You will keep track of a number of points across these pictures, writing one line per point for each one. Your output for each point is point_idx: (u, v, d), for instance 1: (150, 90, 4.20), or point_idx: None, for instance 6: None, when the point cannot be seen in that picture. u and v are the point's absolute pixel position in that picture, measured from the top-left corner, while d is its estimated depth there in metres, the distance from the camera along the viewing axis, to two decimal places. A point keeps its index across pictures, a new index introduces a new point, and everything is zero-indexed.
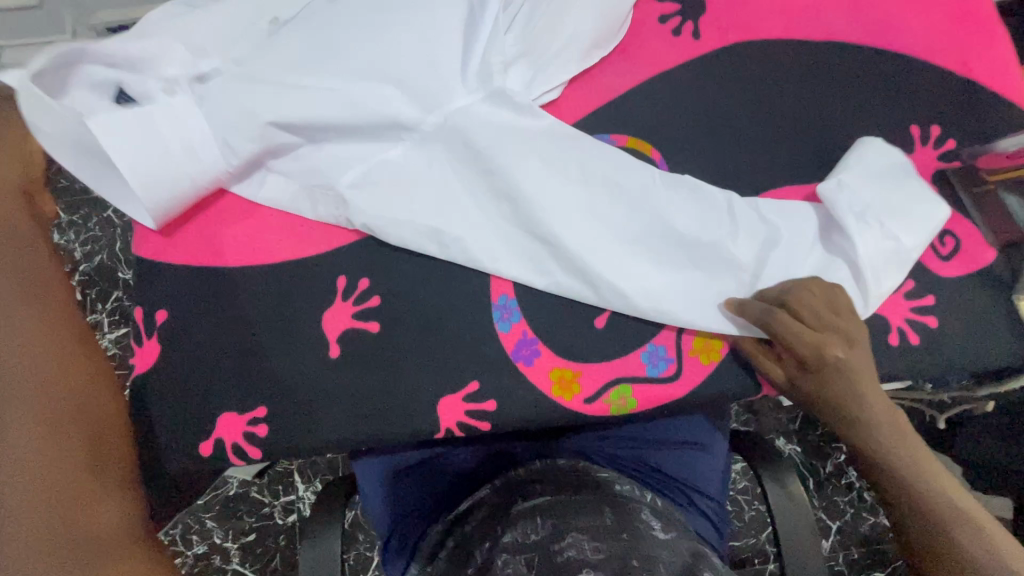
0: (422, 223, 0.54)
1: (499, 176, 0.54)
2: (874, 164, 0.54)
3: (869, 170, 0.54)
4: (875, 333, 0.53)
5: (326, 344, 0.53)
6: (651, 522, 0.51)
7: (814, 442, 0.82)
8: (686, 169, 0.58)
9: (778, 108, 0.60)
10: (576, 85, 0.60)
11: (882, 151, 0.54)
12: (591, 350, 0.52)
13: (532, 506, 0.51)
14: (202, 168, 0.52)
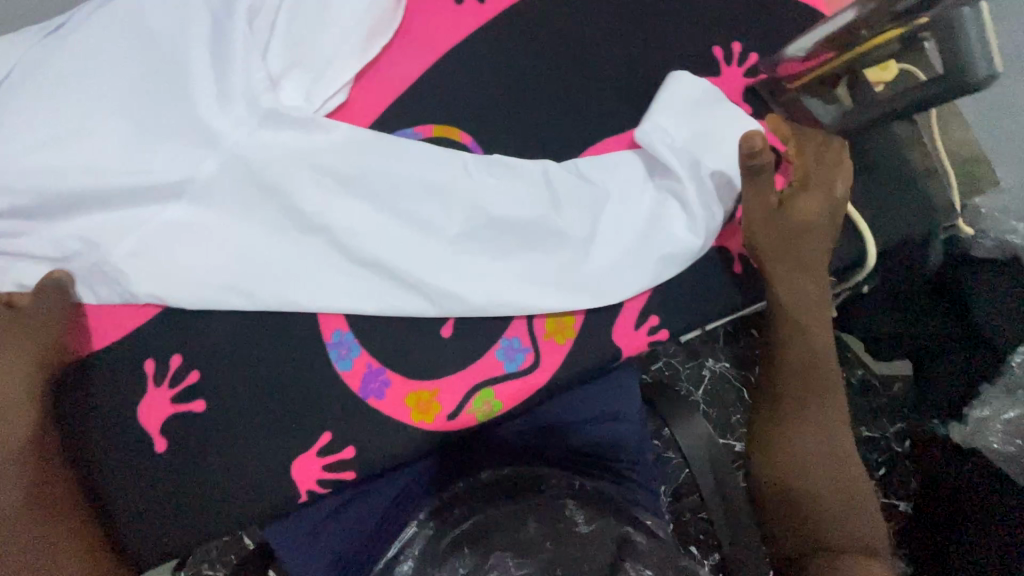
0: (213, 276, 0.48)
1: (296, 207, 0.49)
2: (690, 96, 0.51)
3: (689, 106, 0.52)
4: (717, 267, 0.53)
5: (148, 439, 0.46)
6: (576, 516, 0.54)
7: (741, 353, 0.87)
8: (501, 144, 0.54)
9: (582, 56, 0.56)
10: (364, 81, 0.54)
11: (694, 80, 0.52)
12: (442, 363, 0.49)
13: (465, 533, 0.54)
14: None
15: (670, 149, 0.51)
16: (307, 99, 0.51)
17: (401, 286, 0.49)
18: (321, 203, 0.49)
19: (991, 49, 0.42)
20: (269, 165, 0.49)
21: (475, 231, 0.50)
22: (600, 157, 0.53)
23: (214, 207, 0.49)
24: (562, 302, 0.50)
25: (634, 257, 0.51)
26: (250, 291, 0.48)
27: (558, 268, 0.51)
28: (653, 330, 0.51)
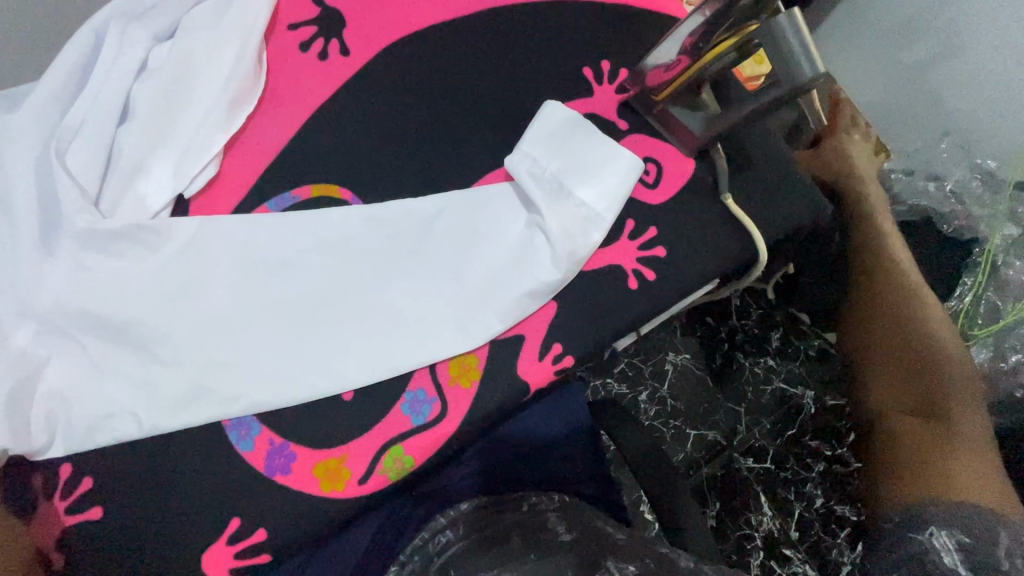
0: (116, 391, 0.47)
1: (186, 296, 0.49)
2: (554, 128, 0.54)
3: (559, 136, 0.53)
4: (612, 284, 0.53)
5: (44, 557, 0.44)
6: (558, 526, 0.62)
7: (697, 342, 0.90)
8: (385, 194, 0.54)
9: (455, 95, 0.57)
10: (235, 151, 0.53)
11: (559, 114, 0.54)
12: (347, 428, 0.48)
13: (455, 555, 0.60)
14: None
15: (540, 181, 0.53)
16: (174, 177, 0.51)
17: (287, 359, 0.49)
18: (213, 291, 0.49)
19: (816, 52, 0.46)
20: (174, 280, 0.49)
21: (359, 292, 0.51)
22: (482, 194, 0.54)
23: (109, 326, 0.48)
24: (451, 348, 0.50)
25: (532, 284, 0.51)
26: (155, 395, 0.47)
27: (443, 316, 0.51)
28: (558, 358, 0.51)
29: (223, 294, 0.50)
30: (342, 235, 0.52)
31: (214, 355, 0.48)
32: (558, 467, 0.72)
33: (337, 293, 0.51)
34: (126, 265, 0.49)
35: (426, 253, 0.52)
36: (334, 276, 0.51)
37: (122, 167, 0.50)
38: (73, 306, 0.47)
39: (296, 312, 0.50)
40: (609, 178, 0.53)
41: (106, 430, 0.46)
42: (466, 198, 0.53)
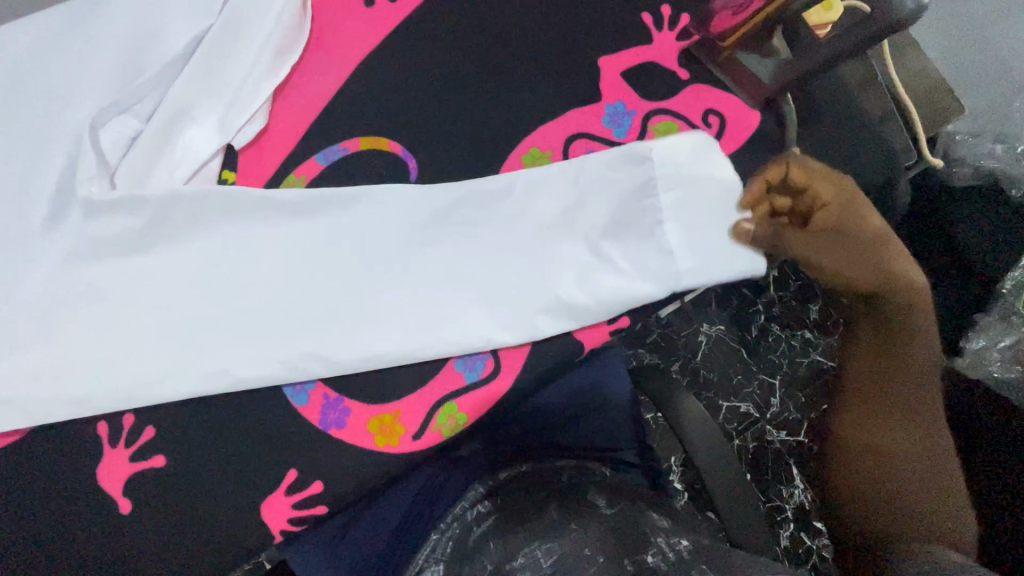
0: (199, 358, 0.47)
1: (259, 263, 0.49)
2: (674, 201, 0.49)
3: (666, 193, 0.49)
4: None
5: (112, 501, 0.45)
6: (597, 498, 0.62)
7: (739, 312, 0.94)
8: (432, 147, 0.52)
9: (506, 42, 0.54)
10: (283, 103, 0.52)
11: (674, 150, 0.48)
12: (402, 384, 0.48)
13: (487, 529, 0.60)
14: None
15: (649, 249, 0.49)
16: (222, 131, 0.49)
17: (323, 325, 0.48)
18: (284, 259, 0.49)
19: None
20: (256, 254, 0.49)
21: (395, 256, 0.50)
22: (535, 148, 0.52)
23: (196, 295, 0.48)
24: (499, 337, 0.48)
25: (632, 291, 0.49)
26: (228, 360, 0.47)
27: (493, 296, 0.49)
28: (614, 319, 0.50)
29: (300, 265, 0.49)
30: (385, 193, 0.50)
31: (279, 318, 0.48)
32: (592, 439, 0.71)
33: (373, 260, 0.49)
34: (158, 229, 0.48)
35: (459, 218, 0.50)
36: (370, 240, 0.50)
37: (152, 129, 0.48)
38: (106, 265, 0.47)
39: (331, 275, 0.49)
40: (722, 253, 0.48)
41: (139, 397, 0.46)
42: (501, 190, 0.50)
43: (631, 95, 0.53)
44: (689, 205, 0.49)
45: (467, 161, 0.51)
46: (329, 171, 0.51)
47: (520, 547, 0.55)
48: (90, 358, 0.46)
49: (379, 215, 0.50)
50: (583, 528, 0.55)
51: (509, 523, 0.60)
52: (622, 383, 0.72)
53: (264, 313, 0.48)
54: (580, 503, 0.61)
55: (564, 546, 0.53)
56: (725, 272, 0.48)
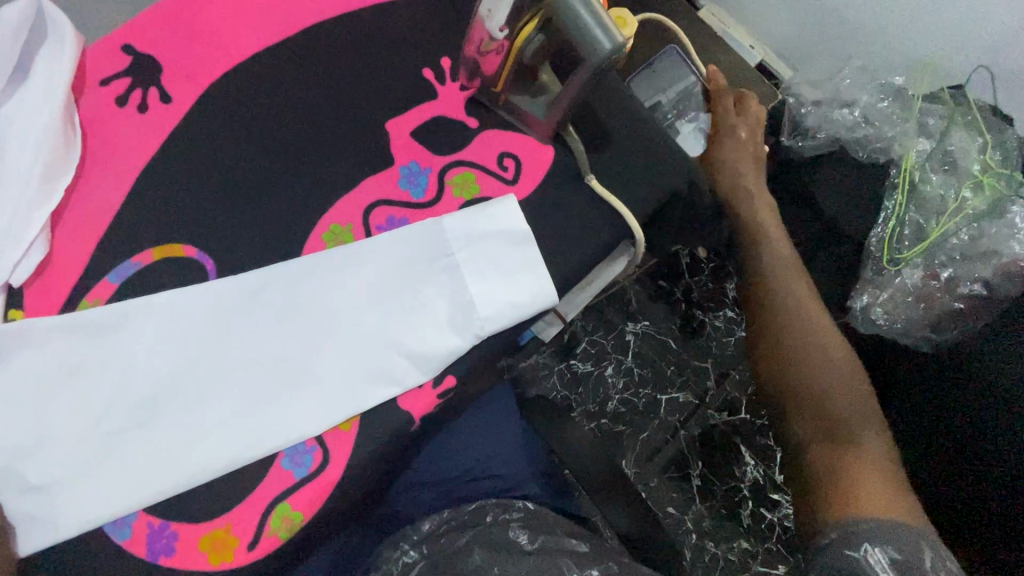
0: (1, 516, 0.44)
1: (62, 395, 0.47)
2: (475, 254, 0.50)
3: (472, 245, 0.50)
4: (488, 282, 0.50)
5: None
6: (521, 537, 0.58)
7: (653, 308, 0.97)
8: (230, 242, 0.51)
9: (291, 124, 0.53)
10: (66, 228, 0.50)
11: (466, 215, 0.50)
12: (226, 495, 0.46)
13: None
14: None
15: (446, 308, 0.49)
16: None
17: (135, 455, 0.46)
18: (88, 385, 0.47)
19: (610, 22, 0.45)
20: (58, 389, 0.47)
21: (205, 363, 0.48)
22: (336, 224, 0.51)
23: None
24: (311, 431, 0.47)
25: (444, 339, 0.48)
26: (38, 508, 0.44)
27: (310, 377, 0.48)
28: (439, 382, 0.49)
29: (105, 389, 0.47)
30: (194, 301, 0.49)
31: (90, 449, 0.46)
32: (499, 475, 0.69)
33: (184, 366, 0.48)
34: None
35: (264, 304, 0.49)
36: (178, 354, 0.48)
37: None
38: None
39: (136, 398, 0.47)
40: (525, 297, 0.49)
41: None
42: (300, 267, 0.50)
43: (425, 153, 0.53)
44: (489, 255, 0.50)
45: (268, 249, 0.51)
46: (123, 289, 0.49)
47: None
48: None
49: (180, 324, 0.48)
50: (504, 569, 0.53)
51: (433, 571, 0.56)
52: (510, 416, 0.73)
53: (72, 448, 0.46)
54: (497, 541, 0.58)
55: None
56: (526, 311, 0.49)
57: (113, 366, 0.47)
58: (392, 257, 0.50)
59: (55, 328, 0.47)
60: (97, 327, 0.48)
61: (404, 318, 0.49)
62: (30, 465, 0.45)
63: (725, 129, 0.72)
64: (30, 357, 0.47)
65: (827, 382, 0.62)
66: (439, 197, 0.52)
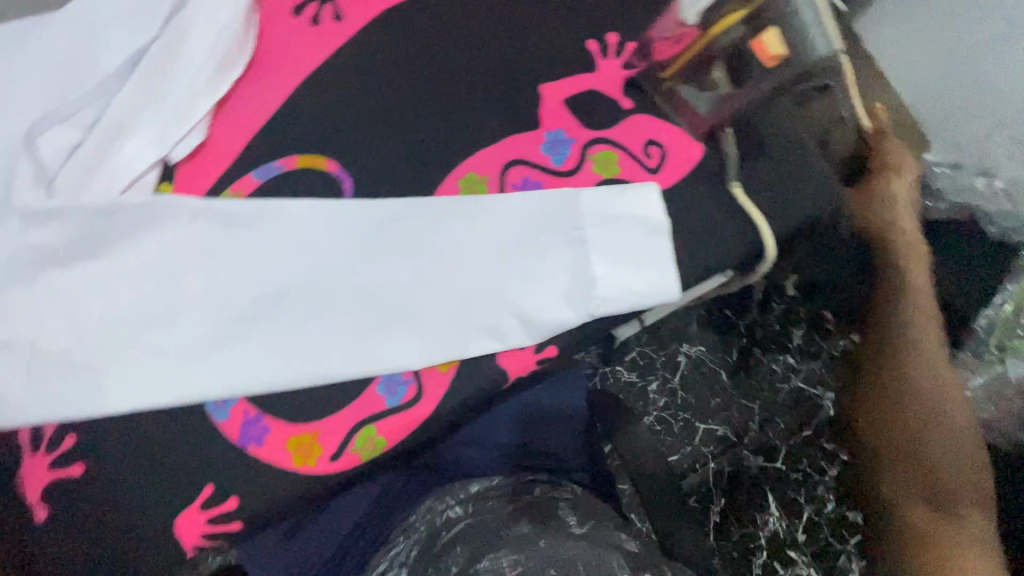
0: (122, 374, 0.47)
1: (192, 276, 0.49)
2: (611, 230, 0.49)
3: (604, 223, 0.49)
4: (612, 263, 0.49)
5: (28, 510, 0.47)
6: (569, 518, 0.59)
7: None
8: (371, 167, 0.52)
9: (448, 66, 0.54)
10: (227, 120, 0.52)
11: (606, 192, 0.49)
12: (321, 403, 0.48)
13: (454, 535, 0.58)
14: None
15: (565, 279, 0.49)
16: (160, 144, 0.50)
17: (245, 345, 0.48)
18: (216, 272, 0.49)
19: None
20: (190, 270, 0.49)
21: (325, 276, 0.49)
22: (472, 172, 0.52)
23: (125, 309, 0.48)
24: (411, 365, 0.48)
25: (558, 309, 0.48)
26: (152, 375, 0.47)
27: (418, 313, 0.49)
28: (540, 349, 0.49)
29: (231, 280, 0.49)
30: (327, 214, 0.50)
31: (206, 332, 0.48)
32: (550, 454, 0.70)
33: (305, 275, 0.49)
34: (94, 244, 0.48)
35: (391, 233, 0.50)
36: (302, 261, 0.49)
37: (91, 141, 0.49)
38: (40, 281, 0.48)
39: (257, 293, 0.49)
40: (653, 283, 0.48)
41: (62, 408, 0.47)
42: (431, 205, 0.50)
43: (572, 123, 0.53)
44: (624, 235, 0.49)
45: (404, 182, 0.52)
46: (264, 187, 0.51)
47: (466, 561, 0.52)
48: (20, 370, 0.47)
49: (309, 233, 0.50)
50: (551, 546, 0.53)
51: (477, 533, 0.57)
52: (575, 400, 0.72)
53: (191, 326, 0.48)
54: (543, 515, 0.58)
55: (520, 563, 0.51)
56: (649, 299, 0.48)
57: (242, 259, 0.49)
58: (522, 217, 0.50)
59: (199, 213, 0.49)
60: (236, 220, 0.50)
61: (522, 279, 0.49)
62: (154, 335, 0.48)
63: (884, 165, 0.70)
64: (173, 235, 0.49)
65: (946, 458, 0.63)
66: (578, 168, 0.52)
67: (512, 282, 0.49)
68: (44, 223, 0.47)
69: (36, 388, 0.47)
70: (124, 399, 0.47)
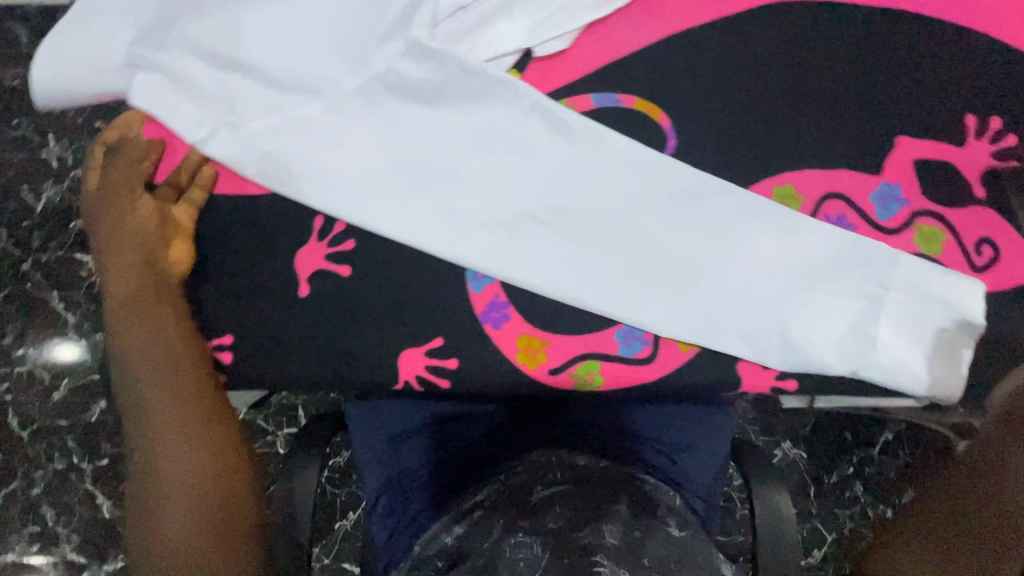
0: (414, 212, 0.52)
1: (505, 158, 0.52)
2: (908, 303, 0.48)
3: (907, 296, 0.48)
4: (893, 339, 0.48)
5: (291, 282, 0.52)
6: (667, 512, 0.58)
7: (823, 453, 0.87)
8: (700, 138, 0.52)
9: (816, 78, 0.53)
10: (592, 36, 0.54)
11: (928, 270, 0.47)
12: (564, 322, 0.50)
13: (550, 495, 0.56)
14: (192, 81, 0.53)
15: (842, 328, 0.48)
16: (533, 33, 0.52)
17: (524, 239, 0.51)
18: (528, 166, 0.52)
19: None
20: (507, 154, 0.52)
21: (617, 215, 0.51)
22: (793, 187, 0.51)
23: (440, 160, 0.52)
24: (659, 331, 0.49)
25: (822, 352, 0.48)
26: (438, 225, 0.51)
27: (686, 290, 0.50)
28: (782, 377, 0.49)
29: (536, 179, 0.52)
30: (644, 159, 0.51)
31: (497, 212, 0.51)
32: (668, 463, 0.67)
33: (601, 206, 0.51)
34: (443, 93, 0.52)
35: (696, 207, 0.50)
36: (604, 193, 0.51)
37: (482, 8, 0.53)
38: (386, 104, 0.53)
39: (554, 200, 0.51)
40: (922, 369, 0.47)
41: (358, 215, 0.52)
42: (745, 200, 0.50)
43: (913, 187, 0.50)
44: (918, 314, 0.47)
45: (724, 166, 0.52)
46: (598, 112, 0.53)
47: (568, 530, 0.52)
48: (336, 167, 0.53)
49: (623, 171, 0.51)
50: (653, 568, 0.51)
51: (574, 504, 0.55)
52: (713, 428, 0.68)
53: (487, 202, 0.52)
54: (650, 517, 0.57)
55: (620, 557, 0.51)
56: (909, 382, 0.48)
57: (554, 165, 0.52)
58: (826, 251, 0.49)
59: (538, 108, 0.52)
60: (565, 128, 0.52)
61: (799, 308, 0.48)
62: (454, 194, 0.52)
63: None
64: (507, 117, 0.52)
65: None
66: (898, 232, 0.50)
67: (789, 306, 0.49)
68: (416, 57, 0.51)
69: (343, 188, 0.52)
70: (406, 234, 0.51)
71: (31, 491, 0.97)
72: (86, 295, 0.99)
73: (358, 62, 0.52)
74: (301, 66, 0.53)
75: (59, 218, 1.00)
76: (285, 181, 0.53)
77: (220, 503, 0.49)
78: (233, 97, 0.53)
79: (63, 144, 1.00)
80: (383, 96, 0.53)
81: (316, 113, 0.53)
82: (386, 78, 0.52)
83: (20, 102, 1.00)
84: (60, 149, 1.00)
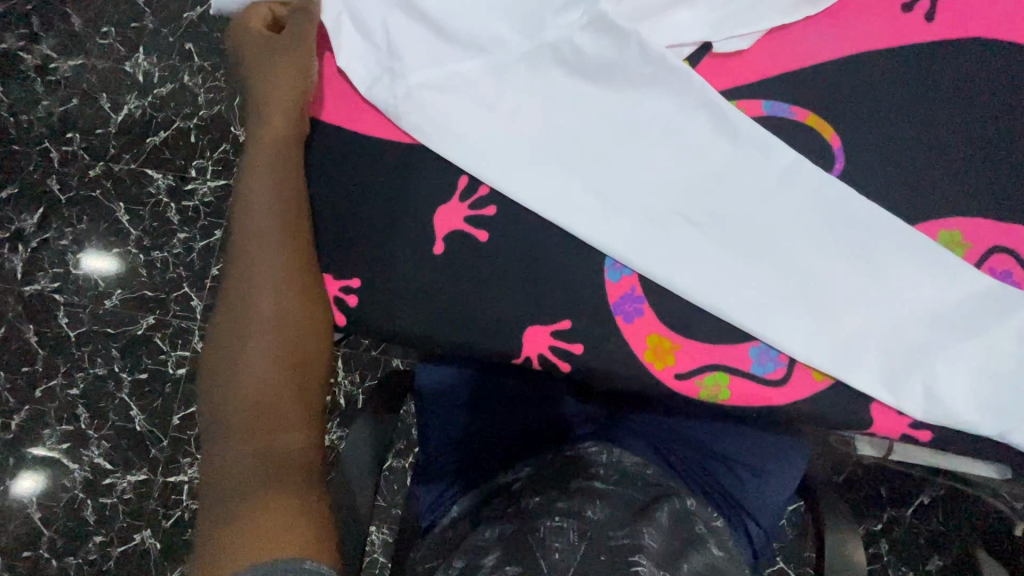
0: (562, 188, 0.50)
1: (666, 151, 0.50)
2: None
3: None
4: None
5: (426, 237, 0.51)
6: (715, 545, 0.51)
7: (856, 502, 0.88)
8: (866, 164, 0.50)
9: (996, 122, 0.50)
10: (772, 40, 0.52)
11: None
12: (698, 328, 0.49)
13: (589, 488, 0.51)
14: (361, 16, 0.52)
15: (984, 386, 0.47)
16: (716, 27, 0.51)
17: (670, 237, 0.50)
18: (687, 163, 0.50)
19: None
20: (668, 147, 0.50)
21: (770, 228, 0.49)
22: (958, 233, 0.49)
23: (597, 140, 0.51)
24: (798, 355, 0.47)
25: (960, 406, 0.47)
26: (585, 206, 0.50)
27: (832, 318, 0.48)
28: (916, 425, 0.47)
29: (694, 177, 0.50)
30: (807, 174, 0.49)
31: (648, 204, 0.50)
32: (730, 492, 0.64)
33: (757, 216, 0.49)
34: (611, 71, 0.51)
35: (856, 236, 0.48)
36: (762, 204, 0.49)
37: None
38: (547, 73, 0.51)
39: (709, 203, 0.50)
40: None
41: (504, 183, 0.51)
42: (912, 238, 0.48)
43: None
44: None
45: (887, 197, 0.50)
46: (766, 120, 0.51)
47: (609, 523, 0.47)
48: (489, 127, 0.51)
49: (786, 184, 0.49)
50: None
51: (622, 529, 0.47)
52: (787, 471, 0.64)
53: (639, 191, 0.50)
54: (693, 532, 0.51)
55: (659, 556, 0.46)
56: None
57: (715, 166, 0.50)
58: (985, 307, 0.47)
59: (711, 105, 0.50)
60: (734, 131, 0.50)
61: (945, 358, 0.47)
62: (606, 177, 0.50)
63: None
64: (676, 109, 0.50)
65: None
66: None
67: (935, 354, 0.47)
68: (592, 31, 0.50)
69: (491, 153, 0.51)
70: (551, 209, 0.50)
71: (68, 392, 0.98)
72: (153, 211, 0.99)
73: (534, 24, 0.51)
74: (471, 21, 0.51)
75: (137, 131, 1.00)
76: (433, 136, 0.51)
77: (297, 379, 0.49)
78: (394, 41, 0.52)
79: (152, 58, 1.00)
80: (552, 64, 0.51)
81: (478, 68, 0.51)
82: (560, 46, 0.51)
83: (116, 9, 1.00)
84: (148, 63, 1.00)
